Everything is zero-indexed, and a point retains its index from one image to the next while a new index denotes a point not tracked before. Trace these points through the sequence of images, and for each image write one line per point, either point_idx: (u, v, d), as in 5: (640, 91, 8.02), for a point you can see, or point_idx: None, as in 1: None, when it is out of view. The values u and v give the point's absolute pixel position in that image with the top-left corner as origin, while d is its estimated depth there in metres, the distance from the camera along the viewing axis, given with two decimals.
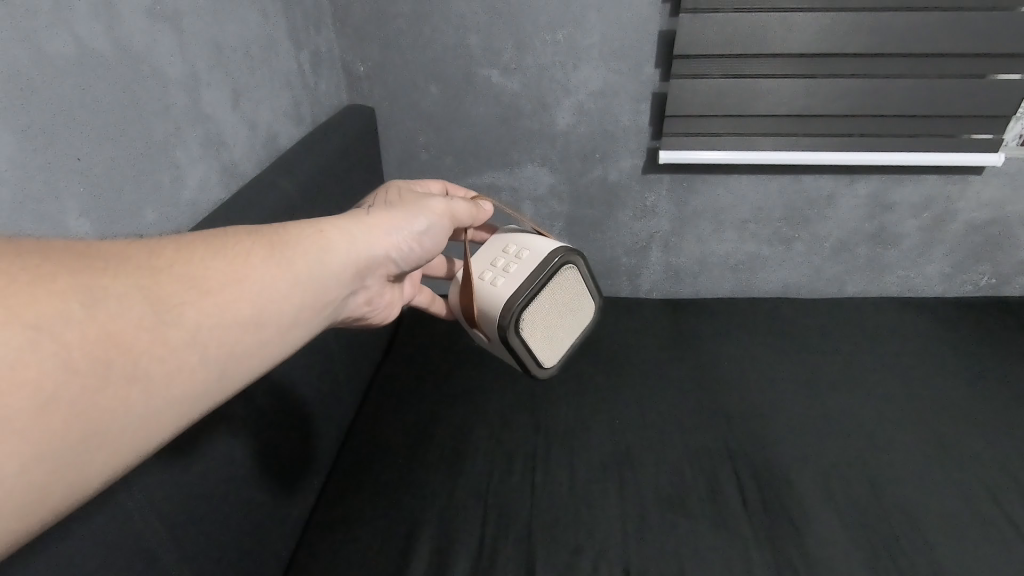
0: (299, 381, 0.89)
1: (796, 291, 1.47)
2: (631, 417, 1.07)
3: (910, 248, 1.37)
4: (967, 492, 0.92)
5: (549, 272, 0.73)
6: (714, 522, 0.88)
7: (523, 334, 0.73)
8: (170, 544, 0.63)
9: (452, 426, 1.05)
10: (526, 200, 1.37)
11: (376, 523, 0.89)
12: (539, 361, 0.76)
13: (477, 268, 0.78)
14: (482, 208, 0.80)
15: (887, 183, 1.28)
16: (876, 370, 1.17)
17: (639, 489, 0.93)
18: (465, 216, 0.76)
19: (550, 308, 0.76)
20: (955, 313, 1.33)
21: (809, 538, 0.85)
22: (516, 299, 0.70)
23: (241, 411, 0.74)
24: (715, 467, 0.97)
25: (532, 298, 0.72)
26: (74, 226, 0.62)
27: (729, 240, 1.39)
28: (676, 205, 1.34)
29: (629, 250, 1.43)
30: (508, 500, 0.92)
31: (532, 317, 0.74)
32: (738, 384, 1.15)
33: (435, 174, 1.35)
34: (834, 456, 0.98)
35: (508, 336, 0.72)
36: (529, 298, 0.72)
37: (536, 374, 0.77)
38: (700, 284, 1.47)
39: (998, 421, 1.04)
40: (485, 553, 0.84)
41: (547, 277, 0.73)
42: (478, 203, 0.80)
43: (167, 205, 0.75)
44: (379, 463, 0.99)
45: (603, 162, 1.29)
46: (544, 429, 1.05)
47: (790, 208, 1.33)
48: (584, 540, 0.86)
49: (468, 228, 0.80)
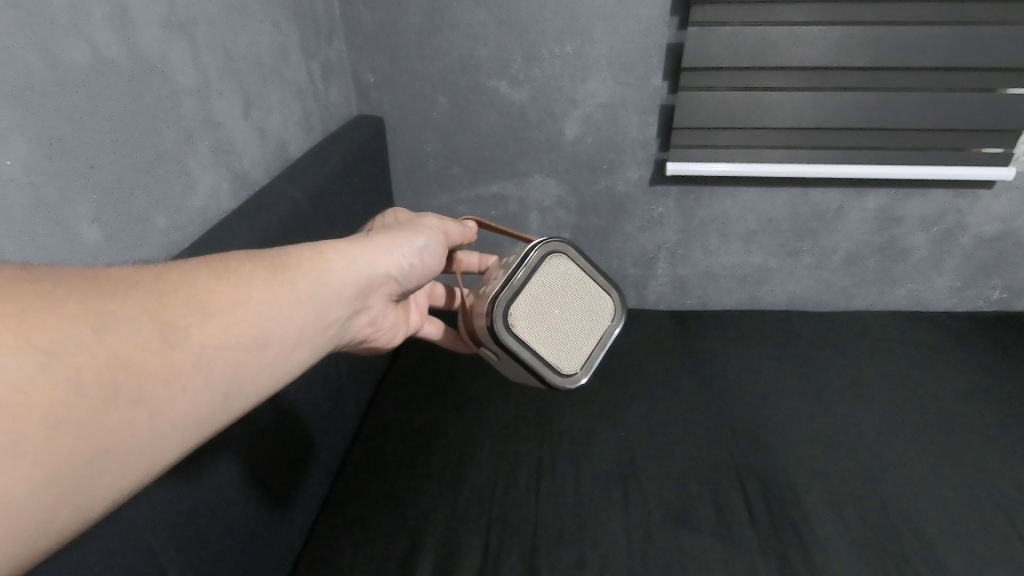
0: (304, 392, 0.89)
1: (804, 304, 1.46)
2: (636, 430, 1.07)
3: (920, 262, 1.36)
4: (979, 509, 0.90)
5: (529, 268, 0.74)
6: (720, 536, 0.87)
7: (520, 335, 0.72)
8: (175, 553, 0.63)
9: (454, 439, 1.05)
10: (533, 210, 1.37)
11: (378, 537, 0.88)
12: (550, 364, 0.74)
13: (475, 288, 0.79)
14: (469, 225, 0.81)
15: (896, 196, 1.27)
16: (885, 385, 1.16)
17: (644, 502, 0.92)
18: (456, 236, 0.77)
19: (545, 303, 0.75)
20: (965, 328, 1.32)
21: (818, 554, 0.84)
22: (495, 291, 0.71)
23: (246, 421, 0.74)
24: (722, 481, 0.96)
25: (518, 297, 0.73)
26: (86, 233, 0.62)
27: (736, 252, 1.39)
28: (684, 217, 1.34)
29: (636, 261, 1.43)
30: (512, 513, 0.91)
31: (527, 313, 0.74)
32: (745, 397, 1.14)
33: (443, 184, 1.36)
34: (843, 472, 0.97)
35: (504, 338, 0.71)
36: (513, 297, 0.72)
37: (555, 381, 0.74)
38: (707, 295, 1.47)
39: (1009, 437, 1.03)
40: (489, 567, 0.83)
41: (527, 273, 0.74)
42: (463, 221, 0.82)
43: (178, 213, 0.75)
44: (382, 475, 0.99)
45: (610, 173, 1.29)
46: (549, 441, 1.05)
47: (798, 220, 1.32)
48: (589, 553, 0.85)
49: (457, 247, 0.81)
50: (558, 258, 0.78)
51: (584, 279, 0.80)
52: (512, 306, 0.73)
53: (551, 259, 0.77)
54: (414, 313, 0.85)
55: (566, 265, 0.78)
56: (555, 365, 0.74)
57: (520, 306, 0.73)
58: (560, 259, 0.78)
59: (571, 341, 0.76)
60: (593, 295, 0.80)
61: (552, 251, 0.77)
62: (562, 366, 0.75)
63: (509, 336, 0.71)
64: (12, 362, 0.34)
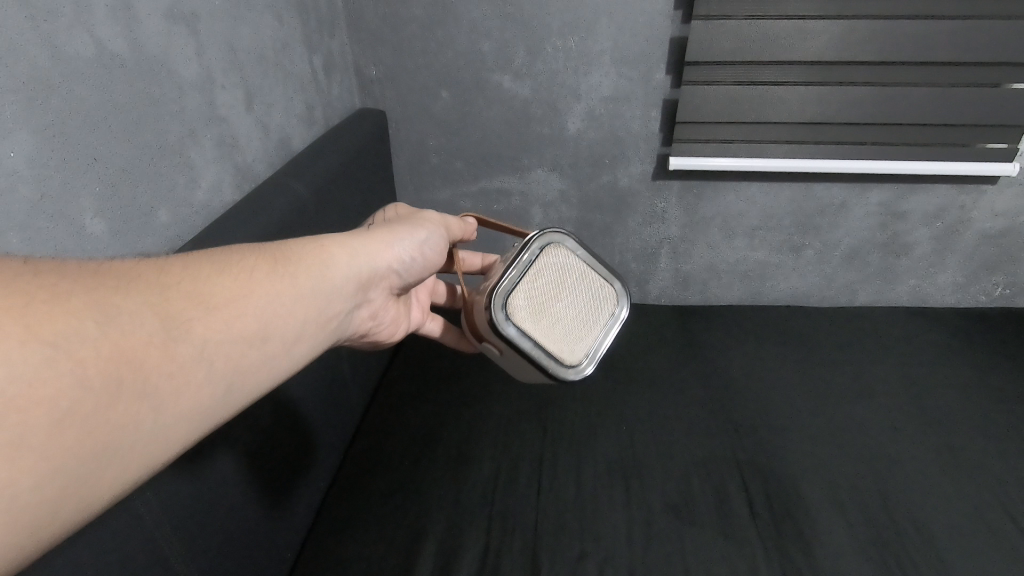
0: (306, 385, 0.90)
1: (807, 299, 1.46)
2: (637, 424, 1.07)
3: (922, 258, 1.36)
4: (980, 505, 0.90)
5: (530, 258, 0.74)
6: (721, 531, 0.87)
7: (521, 326, 0.72)
8: (179, 545, 0.64)
9: (455, 432, 1.06)
10: (535, 204, 1.37)
11: (380, 530, 0.89)
12: (551, 356, 0.74)
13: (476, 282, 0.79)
14: (468, 220, 0.81)
15: (900, 191, 1.27)
16: (887, 381, 1.16)
17: (645, 496, 0.93)
18: (456, 230, 0.78)
19: (545, 293, 0.75)
20: (967, 324, 1.32)
21: (818, 549, 0.85)
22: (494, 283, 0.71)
23: (249, 413, 0.75)
24: (722, 476, 0.96)
25: (519, 287, 0.73)
26: (90, 226, 0.62)
27: (739, 247, 1.38)
28: (686, 212, 1.33)
29: (639, 255, 1.42)
30: (513, 507, 0.92)
31: (528, 304, 0.74)
32: (746, 392, 1.14)
33: (445, 178, 1.36)
34: (843, 467, 0.97)
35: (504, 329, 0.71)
36: (514, 287, 0.72)
37: (555, 373, 0.74)
38: (709, 290, 1.47)
39: (1010, 433, 1.03)
40: (490, 560, 0.84)
41: (529, 263, 0.74)
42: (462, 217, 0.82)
43: (181, 206, 0.75)
44: (383, 469, 0.99)
45: (613, 168, 1.29)
46: (550, 435, 1.05)
47: (801, 216, 1.32)
48: (590, 547, 0.85)
49: (457, 242, 0.81)
50: (556, 247, 0.77)
51: (587, 270, 0.80)
52: (511, 298, 0.72)
53: (553, 248, 0.77)
54: (415, 309, 0.85)
55: (564, 254, 0.78)
56: (556, 356, 0.74)
57: (520, 296, 0.73)
58: (558, 248, 0.78)
59: (572, 330, 0.77)
60: (595, 287, 0.80)
61: (549, 240, 0.77)
62: (564, 356, 0.75)
63: (511, 328, 0.71)
64: (17, 355, 0.34)
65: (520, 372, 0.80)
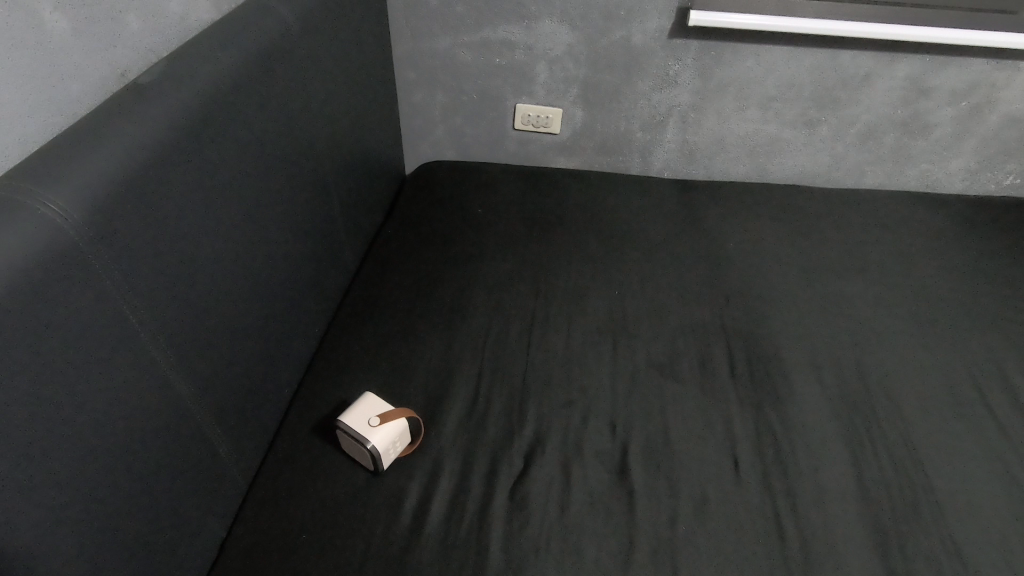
0: (286, 234, 0.88)
1: (812, 180, 1.40)
2: (631, 288, 1.08)
3: (941, 140, 1.31)
4: (951, 377, 0.94)
5: None
6: (701, 389, 0.91)
7: (351, 438, 0.78)
8: (177, 368, 0.66)
9: (451, 288, 1.06)
10: (541, 60, 1.27)
11: (374, 372, 0.92)
12: (355, 439, 0.77)
13: (377, 437, 0.76)
14: None
15: (930, 64, 1.20)
16: (881, 262, 1.16)
17: (632, 353, 0.96)
18: None
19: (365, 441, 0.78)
20: (973, 211, 1.30)
21: (791, 408, 0.89)
22: (356, 450, 0.78)
23: (227, 250, 0.74)
24: (709, 340, 0.99)
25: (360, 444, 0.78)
26: (51, 21, 0.54)
27: (751, 119, 1.31)
28: (700, 76, 1.25)
29: (646, 123, 1.34)
30: (503, 356, 0.95)
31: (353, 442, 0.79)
32: (740, 265, 1.14)
33: (445, 24, 1.24)
34: (825, 339, 1.00)
35: (354, 442, 0.78)
36: (360, 448, 0.78)
37: (353, 441, 0.78)
38: (714, 166, 1.40)
39: (996, 316, 1.05)
40: (479, 403, 0.88)
41: None
42: None
43: (154, 15, 0.67)
44: (377, 319, 1.00)
45: (627, 22, 1.19)
46: (543, 294, 1.06)
47: (821, 87, 1.25)
48: (575, 396, 0.90)
49: None
50: (352, 435, 0.78)
51: (351, 437, 0.78)
52: (348, 438, 0.78)
53: (354, 444, 0.78)
54: None
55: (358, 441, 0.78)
56: (354, 434, 0.78)
57: (351, 441, 0.79)
58: (350, 433, 0.78)
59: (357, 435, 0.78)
60: (347, 433, 0.78)
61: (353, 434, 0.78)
62: (348, 427, 0.78)
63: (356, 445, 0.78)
64: None
65: (353, 446, 0.79)
